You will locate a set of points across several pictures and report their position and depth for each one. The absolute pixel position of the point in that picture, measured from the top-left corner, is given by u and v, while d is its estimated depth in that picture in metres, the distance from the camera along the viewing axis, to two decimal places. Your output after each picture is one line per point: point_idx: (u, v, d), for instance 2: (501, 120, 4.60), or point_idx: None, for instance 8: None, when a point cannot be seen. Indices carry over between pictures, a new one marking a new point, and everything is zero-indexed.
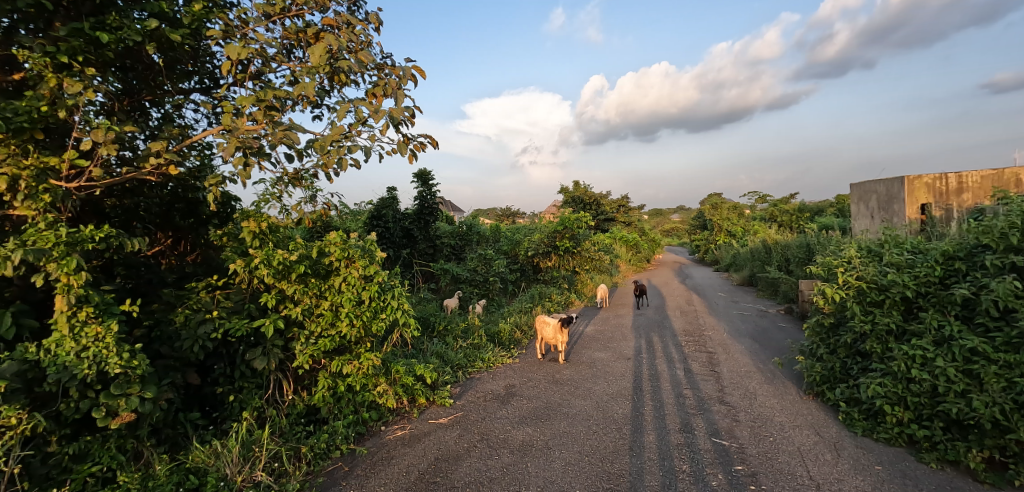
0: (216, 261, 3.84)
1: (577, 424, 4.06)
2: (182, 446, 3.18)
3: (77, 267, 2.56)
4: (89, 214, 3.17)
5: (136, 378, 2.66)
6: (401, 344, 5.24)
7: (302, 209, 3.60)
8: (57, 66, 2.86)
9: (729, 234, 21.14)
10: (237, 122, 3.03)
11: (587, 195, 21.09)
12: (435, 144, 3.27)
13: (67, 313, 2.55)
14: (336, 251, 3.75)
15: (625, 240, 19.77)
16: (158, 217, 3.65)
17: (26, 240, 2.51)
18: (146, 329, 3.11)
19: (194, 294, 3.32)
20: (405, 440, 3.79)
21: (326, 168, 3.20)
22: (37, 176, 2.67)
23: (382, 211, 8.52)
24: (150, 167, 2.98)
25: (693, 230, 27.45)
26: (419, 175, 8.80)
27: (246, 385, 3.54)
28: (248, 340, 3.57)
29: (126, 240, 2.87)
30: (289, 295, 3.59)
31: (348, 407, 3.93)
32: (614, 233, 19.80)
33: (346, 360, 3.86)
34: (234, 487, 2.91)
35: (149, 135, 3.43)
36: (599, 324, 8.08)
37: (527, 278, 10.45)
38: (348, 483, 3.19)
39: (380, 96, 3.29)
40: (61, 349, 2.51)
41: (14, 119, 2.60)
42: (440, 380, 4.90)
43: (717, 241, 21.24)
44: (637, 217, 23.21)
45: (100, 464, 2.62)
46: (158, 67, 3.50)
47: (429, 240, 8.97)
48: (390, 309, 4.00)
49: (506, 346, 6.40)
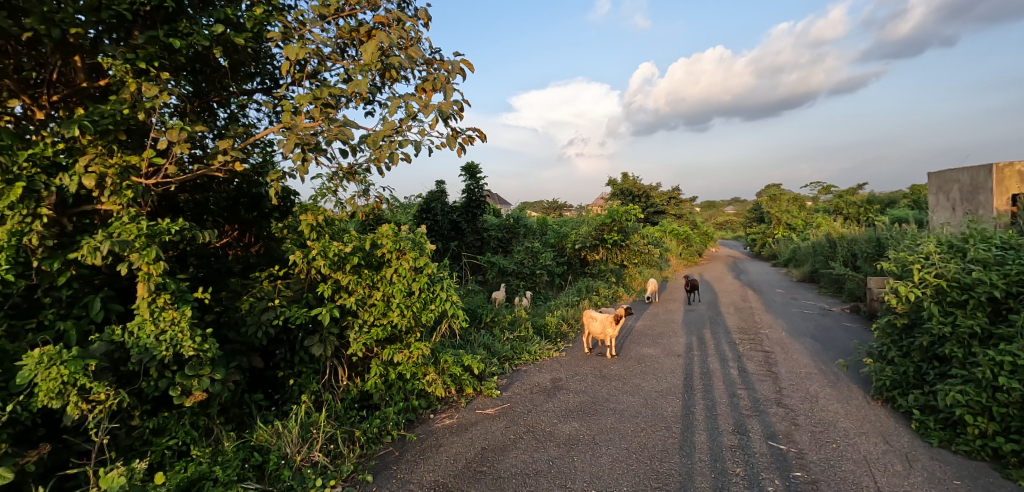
0: (277, 251, 4.02)
1: (625, 420, 3.98)
2: (247, 424, 3.40)
3: (156, 258, 2.80)
4: (164, 209, 3.42)
5: (206, 361, 2.89)
6: (451, 333, 5.32)
7: (355, 203, 3.70)
8: (136, 71, 3.09)
9: (789, 227, 19.99)
10: (296, 120, 3.21)
11: (636, 187, 20.60)
12: (484, 137, 3.34)
13: (147, 299, 2.79)
14: (388, 243, 3.84)
15: (676, 233, 19.13)
16: (225, 211, 3.88)
17: (113, 232, 2.75)
18: (217, 314, 3.31)
19: (258, 283, 3.51)
20: (453, 429, 3.86)
21: (379, 162, 3.31)
22: (121, 173, 2.90)
23: (431, 204, 8.50)
24: (218, 164, 3.19)
25: (749, 223, 26.19)
26: (467, 168, 8.87)
27: (304, 370, 3.71)
28: (307, 327, 3.73)
29: (197, 233, 3.09)
30: (344, 285, 3.70)
31: (399, 395, 4.03)
32: (664, 226, 19.18)
33: (397, 349, 3.98)
34: (294, 466, 3.11)
35: (217, 134, 3.66)
36: (648, 320, 7.86)
37: (574, 272, 10.31)
38: (399, 468, 3.30)
39: (430, 91, 3.35)
40: (143, 332, 2.74)
41: (100, 122, 2.90)
42: (487, 370, 4.94)
43: (775, 234, 20.18)
44: (688, 209, 22.29)
45: (176, 438, 2.90)
46: (225, 70, 3.72)
47: (477, 233, 9.03)
48: (439, 301, 4.07)
49: (552, 340, 6.36)
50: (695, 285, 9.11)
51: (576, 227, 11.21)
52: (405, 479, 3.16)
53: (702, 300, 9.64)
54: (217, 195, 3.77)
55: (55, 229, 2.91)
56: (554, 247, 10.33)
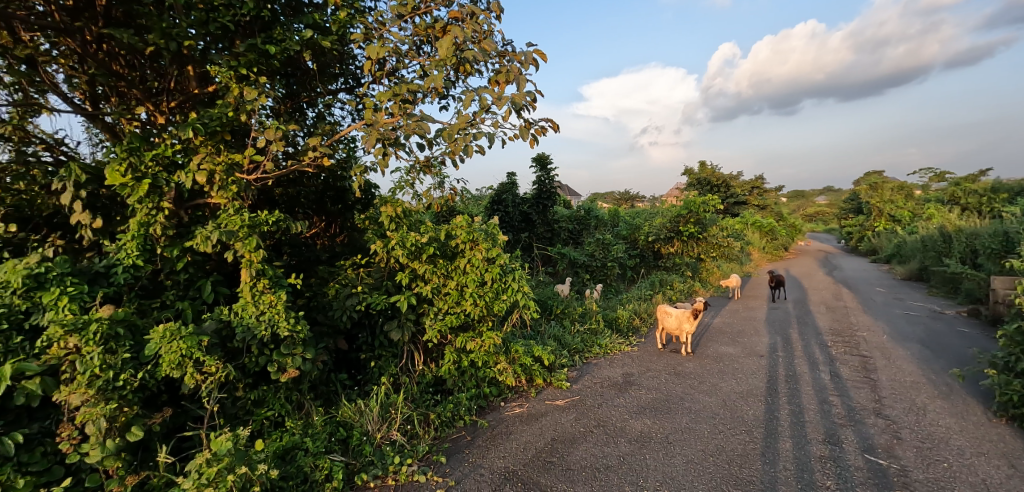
0: (360, 242, 4.27)
1: (700, 421, 3.81)
2: (334, 401, 3.67)
3: (256, 246, 3.09)
4: (262, 202, 3.78)
5: (299, 341, 3.15)
6: (522, 323, 5.38)
7: (431, 195, 3.83)
8: (239, 77, 3.40)
9: (893, 220, 17.91)
10: (377, 117, 3.38)
11: (713, 176, 19.51)
12: (556, 127, 3.36)
13: (249, 283, 3.09)
14: (461, 234, 3.95)
15: (760, 225, 17.86)
16: (314, 204, 4.19)
17: (221, 223, 3.08)
18: (307, 299, 3.60)
19: (343, 271, 3.75)
20: (523, 419, 3.91)
21: (453, 154, 3.41)
22: (227, 170, 3.21)
23: (502, 196, 8.69)
24: (308, 160, 3.44)
25: (845, 215, 23.83)
26: (538, 160, 8.88)
27: (384, 354, 3.93)
28: (386, 313, 3.93)
29: (290, 223, 3.36)
30: (421, 274, 3.85)
31: (471, 381, 4.15)
32: (746, 218, 17.99)
33: (469, 337, 4.10)
34: (374, 442, 3.32)
35: (307, 133, 3.94)
36: (726, 317, 7.44)
37: (646, 265, 10.01)
38: (470, 452, 3.41)
39: (502, 83, 3.39)
40: (246, 312, 3.04)
41: (210, 124, 3.25)
42: (557, 362, 4.95)
43: (877, 227, 18.19)
44: (772, 200, 20.74)
45: (273, 410, 3.20)
46: (313, 72, 3.99)
47: (548, 224, 9.01)
48: (510, 291, 4.12)
49: (624, 334, 6.23)
50: (780, 281, 8.46)
51: (648, 219, 10.83)
52: (477, 463, 3.26)
53: (787, 297, 8.94)
54: (307, 189, 4.07)
55: (175, 220, 3.31)
56: (626, 239, 10.06)
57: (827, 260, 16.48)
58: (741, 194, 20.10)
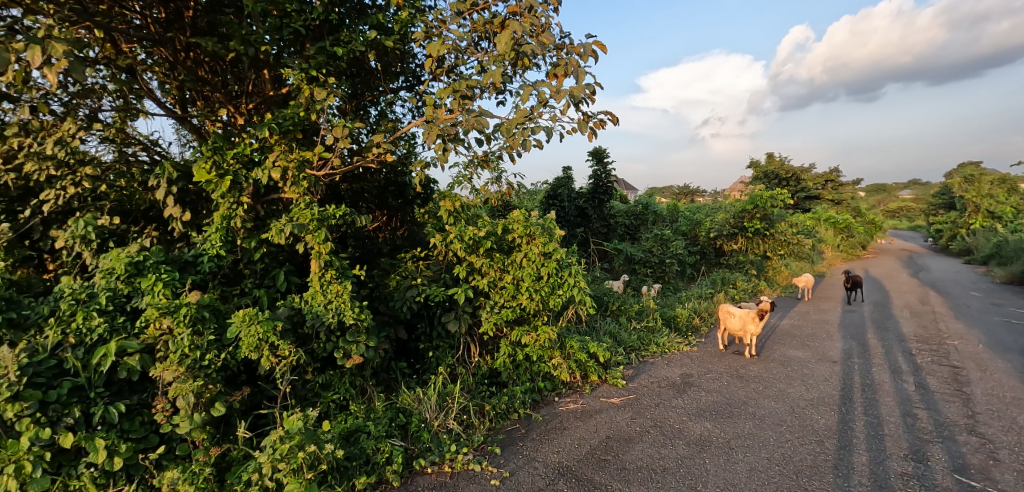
0: (419, 235, 4.40)
1: (765, 427, 3.62)
2: (394, 388, 3.82)
3: (325, 239, 3.27)
4: (330, 197, 3.99)
5: (363, 330, 3.30)
6: (578, 319, 5.35)
7: (488, 189, 3.92)
8: (309, 79, 3.59)
9: (993, 216, 16.11)
10: (438, 113, 3.48)
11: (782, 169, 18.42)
12: (615, 120, 3.35)
13: (319, 273, 3.28)
14: (518, 228, 3.99)
15: (834, 222, 16.65)
16: (377, 199, 4.37)
17: (294, 216, 3.28)
18: (370, 289, 3.76)
19: (404, 263, 3.89)
20: (578, 415, 3.89)
21: (511, 149, 3.47)
22: (299, 167, 3.41)
23: (558, 190, 8.66)
24: (373, 156, 3.59)
25: (934, 211, 21.71)
26: (594, 154, 8.76)
27: (441, 344, 4.05)
28: (444, 304, 4.04)
29: (355, 217, 3.53)
30: (478, 267, 3.92)
31: (526, 375, 4.18)
32: (818, 213, 16.84)
33: (525, 331, 4.13)
34: (432, 430, 3.43)
35: (371, 130, 4.12)
36: (794, 319, 7.02)
37: (707, 262, 9.64)
38: (525, 444, 3.45)
39: (561, 76, 3.38)
40: (315, 300, 3.23)
41: (284, 124, 3.46)
42: (613, 359, 4.88)
43: (974, 225, 16.47)
44: (848, 195, 19.28)
45: (338, 394, 3.38)
46: (377, 72, 4.14)
47: (604, 219, 8.84)
48: (567, 286, 4.10)
49: (682, 333, 6.04)
50: (856, 283, 7.86)
51: (709, 214, 10.40)
52: (532, 456, 3.29)
53: (864, 300, 8.29)
54: (370, 184, 4.25)
55: (252, 214, 3.55)
56: (686, 235, 9.73)
57: (912, 260, 15.10)
58: (811, 189, 18.83)
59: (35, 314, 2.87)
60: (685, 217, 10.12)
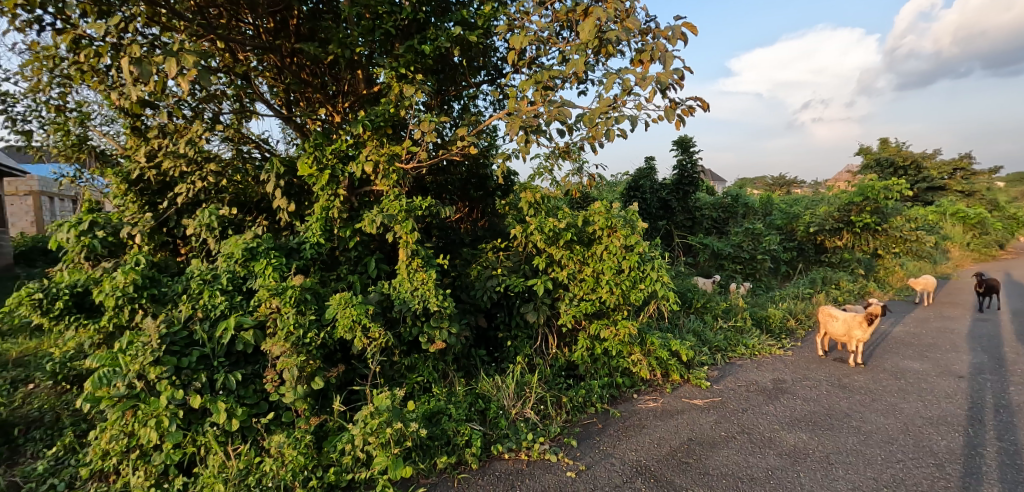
0: (499, 226, 4.50)
1: (871, 444, 3.26)
2: (474, 374, 3.96)
3: (412, 229, 3.44)
4: (416, 189, 4.20)
5: (445, 316, 3.44)
6: (660, 314, 5.17)
7: (569, 181, 3.96)
8: (398, 76, 3.78)
9: None
10: (520, 105, 3.52)
11: (898, 157, 16.40)
12: (705, 106, 3.21)
13: (406, 261, 3.47)
14: (599, 220, 3.95)
15: (963, 216, 14.52)
16: (459, 191, 4.52)
17: (385, 207, 3.49)
18: (453, 278, 3.91)
19: (484, 254, 4.00)
20: (657, 414, 3.77)
21: (593, 139, 3.43)
22: (389, 160, 3.61)
23: (639, 182, 8.41)
24: (457, 149, 3.72)
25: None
26: (679, 143, 8.38)
27: (520, 334, 4.12)
28: (523, 295, 4.10)
29: (439, 208, 3.68)
30: (557, 259, 3.94)
31: (604, 369, 4.14)
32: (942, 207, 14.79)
33: (604, 324, 4.09)
34: (510, 417, 3.50)
35: (455, 124, 4.27)
36: (911, 326, 6.24)
37: (805, 259, 8.86)
38: (602, 440, 3.41)
39: (646, 62, 3.27)
40: (403, 287, 3.42)
41: (376, 120, 3.68)
42: (696, 359, 4.67)
43: None
44: (983, 185, 16.69)
45: (423, 376, 3.57)
46: (460, 67, 4.26)
47: (689, 211, 8.41)
48: (649, 281, 3.96)
49: (775, 335, 5.62)
50: (992, 287, 6.79)
51: (809, 207, 9.50)
52: (609, 452, 3.24)
53: (1002, 307, 7.14)
54: (454, 177, 4.40)
55: (348, 205, 3.82)
56: (781, 229, 8.99)
57: None
58: (933, 178, 16.56)
59: (172, 291, 3.32)
60: (780, 209, 9.34)
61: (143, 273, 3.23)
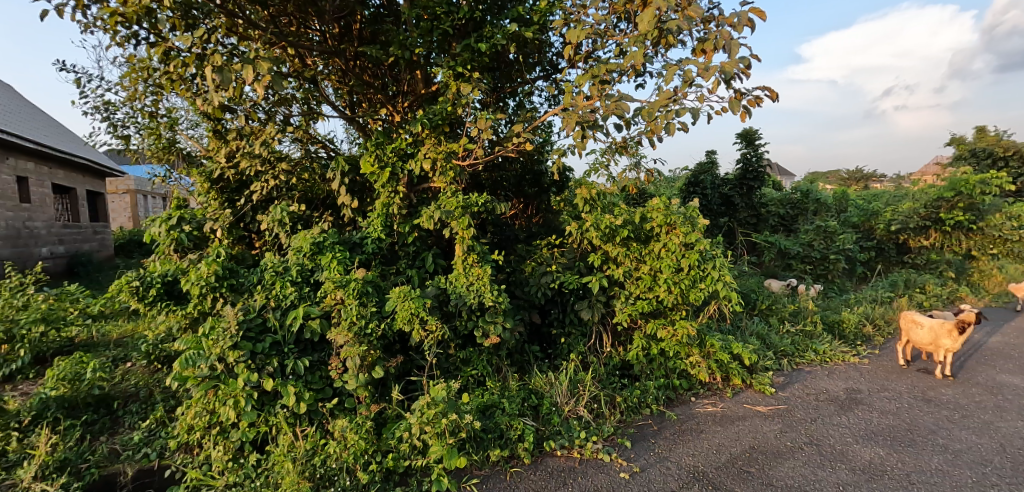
0: (554, 223, 4.49)
1: (959, 465, 2.95)
2: (527, 369, 3.98)
3: (468, 225, 3.51)
4: (473, 185, 4.29)
5: (500, 312, 3.48)
6: (721, 316, 4.96)
7: (626, 176, 3.89)
8: (455, 75, 3.85)
9: None
10: (576, 100, 3.48)
11: (998, 147, 14.71)
12: (774, 95, 3.03)
13: (463, 257, 3.55)
14: (658, 217, 3.85)
15: None
16: (514, 187, 4.56)
17: (442, 204, 3.58)
18: (507, 274, 3.95)
19: (539, 251, 4.02)
20: (717, 419, 3.62)
21: (652, 133, 3.34)
22: (447, 158, 3.69)
23: (699, 177, 8.11)
24: (512, 146, 3.74)
25: None
26: (742, 136, 7.98)
27: (573, 331, 4.10)
28: (577, 292, 4.07)
29: (495, 204, 3.72)
30: (613, 256, 3.89)
31: (660, 370, 4.04)
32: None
33: (661, 324, 4.00)
34: (563, 414, 3.49)
35: (511, 121, 4.30)
36: (1011, 337, 5.59)
37: (884, 260, 8.16)
38: (657, 442, 3.32)
39: (709, 51, 3.13)
40: (460, 281, 3.50)
41: (435, 118, 3.77)
42: (760, 364, 4.44)
43: None
44: None
45: (477, 370, 3.64)
46: (516, 64, 4.28)
47: (752, 208, 7.99)
48: (710, 280, 3.81)
49: (849, 341, 5.24)
50: None
51: (890, 204, 8.73)
52: (664, 455, 3.15)
53: None
54: (509, 173, 4.44)
55: (407, 202, 3.95)
56: (856, 228, 8.34)
57: None
58: None
59: (249, 281, 3.58)
60: (856, 206, 8.65)
61: (223, 264, 3.50)
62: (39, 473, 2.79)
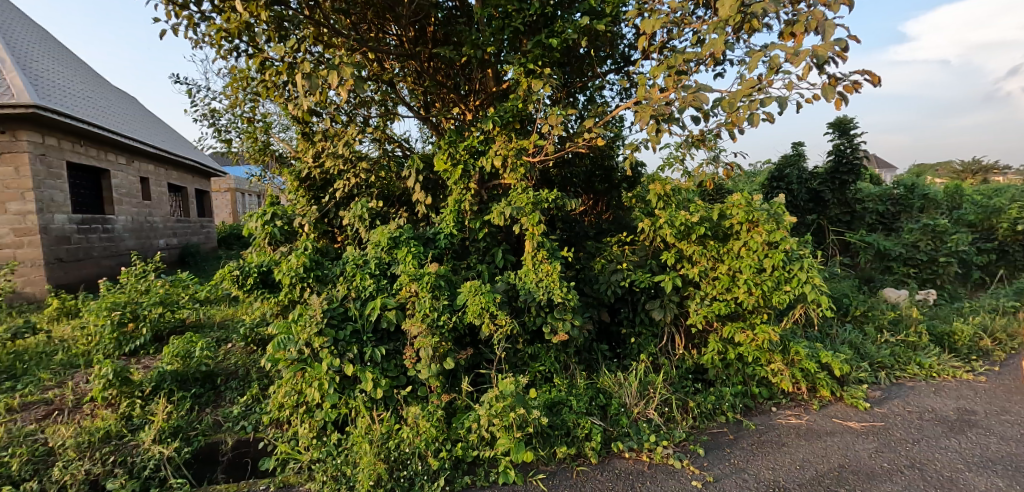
0: (624, 220, 4.39)
1: None
2: (595, 368, 3.94)
3: (538, 221, 3.52)
4: (542, 182, 4.30)
5: (569, 309, 3.47)
6: (808, 321, 4.60)
7: (703, 171, 3.70)
8: (526, 72, 3.86)
9: None
10: (651, 93, 3.36)
11: None
12: (877, 79, 2.74)
13: (533, 253, 3.57)
14: (738, 214, 3.64)
15: None
16: (584, 184, 4.54)
17: (513, 200, 3.63)
18: (576, 271, 3.92)
19: (609, 248, 3.96)
20: (801, 432, 3.36)
21: (732, 125, 3.15)
22: (517, 154, 3.72)
23: (784, 171, 7.61)
24: (583, 141, 3.70)
25: None
26: (834, 125, 7.34)
27: (644, 332, 3.99)
28: (649, 292, 3.96)
29: (565, 201, 3.70)
30: (688, 255, 3.73)
31: (737, 377, 3.82)
32: None
33: (739, 328, 3.78)
34: (632, 416, 3.41)
35: (581, 116, 4.25)
36: None
37: (1008, 264, 7.14)
38: (733, 452, 3.14)
39: (799, 35, 2.89)
40: (529, 277, 3.53)
41: (506, 116, 3.82)
42: (853, 375, 4.07)
43: None
44: None
45: (545, 366, 3.65)
46: (587, 58, 4.23)
47: (846, 205, 7.35)
48: (796, 282, 3.55)
49: (963, 355, 4.64)
50: None
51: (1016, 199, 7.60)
52: (741, 466, 2.97)
53: None
54: (579, 169, 4.40)
55: (478, 198, 4.04)
56: (972, 227, 7.36)
57: None
58: None
59: (332, 273, 3.84)
60: (972, 202, 7.61)
61: (310, 257, 3.78)
62: (157, 436, 3.19)
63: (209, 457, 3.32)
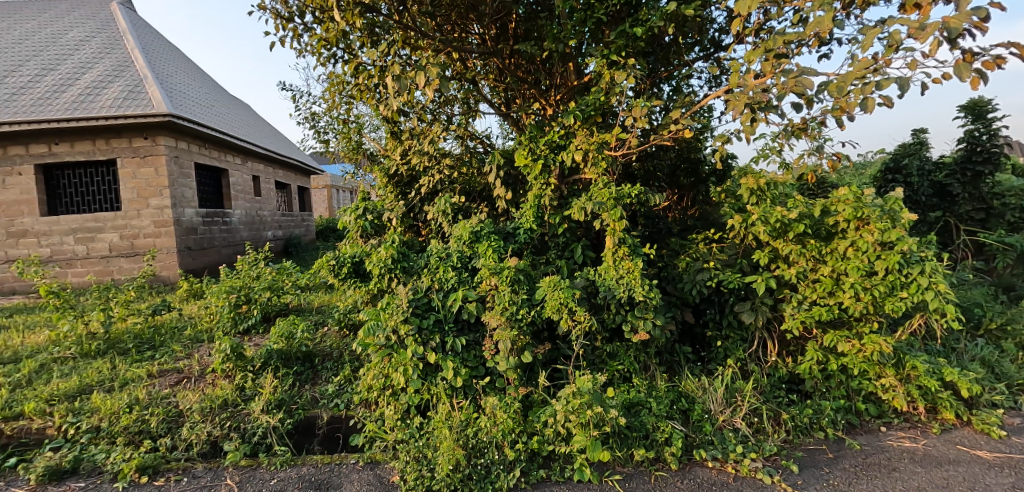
0: (712, 216, 4.16)
1: None
2: (676, 370, 3.78)
3: (620, 217, 3.44)
4: (624, 176, 4.20)
5: (650, 308, 3.36)
6: (929, 333, 4.05)
7: (804, 163, 3.38)
8: (608, 63, 3.77)
9: None
10: (745, 79, 3.13)
11: None
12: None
13: (613, 250, 3.49)
14: (846, 210, 3.28)
15: None
16: (668, 178, 4.41)
17: (594, 195, 3.58)
18: (658, 269, 3.79)
19: (694, 245, 3.78)
20: (917, 457, 2.97)
21: (841, 111, 2.84)
22: (599, 148, 3.65)
23: (902, 162, 6.68)
24: (668, 133, 3.54)
25: None
26: (968, 108, 6.34)
27: (732, 335, 3.75)
28: (738, 293, 3.71)
29: (648, 196, 3.58)
30: (784, 254, 3.44)
31: (840, 390, 3.47)
32: None
33: (843, 336, 3.41)
34: (716, 424, 3.22)
35: (666, 107, 4.07)
36: None
37: None
38: (833, 472, 2.86)
39: (927, 5, 2.52)
40: (608, 274, 3.46)
41: (587, 109, 3.76)
42: (987, 398, 3.52)
43: None
44: None
45: (623, 365, 3.57)
46: (673, 45, 4.05)
47: (982, 200, 6.30)
48: (915, 288, 3.14)
49: None
50: None
51: None
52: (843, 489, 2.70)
53: None
54: (662, 163, 4.24)
55: (558, 193, 4.03)
56: None
57: None
58: None
59: (417, 264, 4.04)
60: None
61: (398, 249, 4.01)
62: (265, 407, 3.58)
63: (308, 429, 3.67)
